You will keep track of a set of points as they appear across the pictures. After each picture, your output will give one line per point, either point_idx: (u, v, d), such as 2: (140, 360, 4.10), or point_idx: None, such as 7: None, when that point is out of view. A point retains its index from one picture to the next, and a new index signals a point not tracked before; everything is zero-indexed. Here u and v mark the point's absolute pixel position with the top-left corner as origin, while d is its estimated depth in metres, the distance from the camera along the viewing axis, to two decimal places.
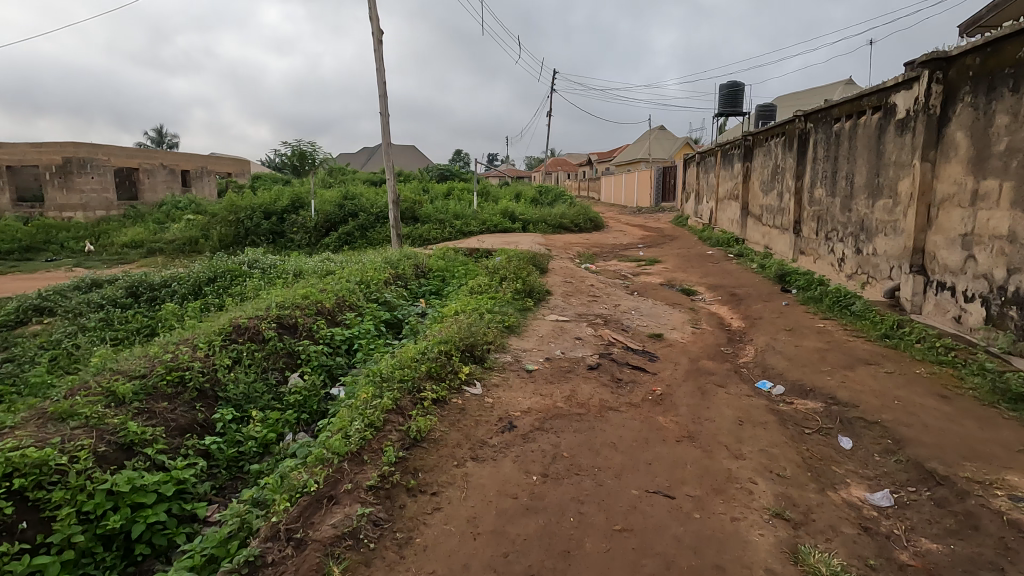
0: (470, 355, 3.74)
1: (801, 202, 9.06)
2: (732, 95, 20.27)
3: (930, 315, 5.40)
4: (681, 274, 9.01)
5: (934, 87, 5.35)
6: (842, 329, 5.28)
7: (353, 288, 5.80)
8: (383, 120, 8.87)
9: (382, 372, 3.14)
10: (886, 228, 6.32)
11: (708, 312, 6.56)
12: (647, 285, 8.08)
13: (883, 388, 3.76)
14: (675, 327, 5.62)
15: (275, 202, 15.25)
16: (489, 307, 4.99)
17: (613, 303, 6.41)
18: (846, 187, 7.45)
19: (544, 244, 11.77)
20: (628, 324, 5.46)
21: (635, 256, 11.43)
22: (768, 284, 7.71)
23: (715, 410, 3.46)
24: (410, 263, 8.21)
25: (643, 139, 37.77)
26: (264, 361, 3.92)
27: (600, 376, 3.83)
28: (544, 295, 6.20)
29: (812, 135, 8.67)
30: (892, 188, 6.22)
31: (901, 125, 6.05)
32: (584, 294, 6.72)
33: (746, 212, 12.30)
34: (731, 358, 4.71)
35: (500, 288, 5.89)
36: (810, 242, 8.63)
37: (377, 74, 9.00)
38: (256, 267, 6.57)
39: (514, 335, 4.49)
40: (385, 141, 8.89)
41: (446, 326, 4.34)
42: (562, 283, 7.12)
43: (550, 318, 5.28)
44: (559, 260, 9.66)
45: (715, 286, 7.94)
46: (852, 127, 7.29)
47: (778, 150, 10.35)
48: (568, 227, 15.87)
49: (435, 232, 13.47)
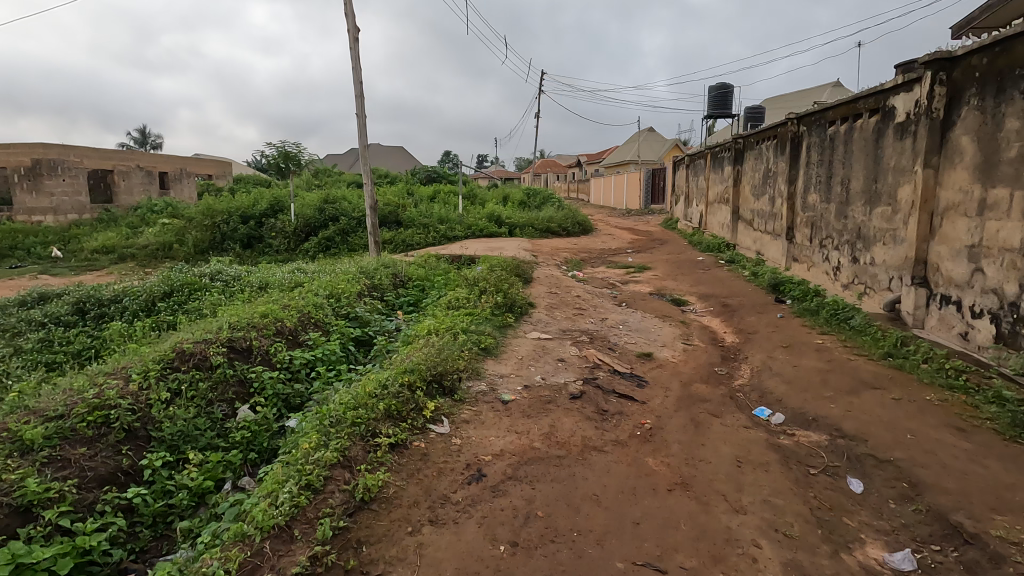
0: (438, 387, 3.36)
1: (794, 208, 8.77)
2: (721, 96, 20.06)
3: (934, 330, 5.10)
4: (671, 283, 8.68)
5: (937, 89, 5.05)
6: (842, 346, 4.96)
7: (321, 303, 5.40)
8: (359, 121, 8.44)
9: (332, 412, 2.75)
10: (885, 237, 6.02)
11: (699, 325, 6.22)
12: (635, 295, 7.74)
13: (892, 419, 3.43)
14: (665, 343, 5.27)
15: (253, 206, 14.75)
16: (465, 326, 4.61)
17: (600, 316, 6.04)
18: (842, 193, 7.16)
19: (530, 250, 11.41)
20: (615, 341, 5.11)
21: (624, 262, 11.12)
22: (762, 294, 7.39)
23: (710, 448, 3.10)
24: (387, 272, 7.80)
25: (632, 141, 37.59)
26: (209, 393, 3.52)
27: (582, 407, 3.47)
28: (527, 309, 5.82)
29: (805, 138, 8.38)
30: (891, 195, 5.92)
31: (901, 130, 5.76)
32: (569, 307, 6.35)
33: (737, 217, 12.02)
34: (726, 381, 4.36)
35: (479, 302, 5.51)
36: (804, 249, 8.34)
37: (353, 73, 8.56)
38: (219, 279, 6.13)
39: (491, 358, 4.11)
40: (362, 144, 8.46)
41: (416, 350, 3.96)
42: (546, 295, 6.75)
43: (532, 336, 4.91)
44: (544, 267, 9.30)
45: (706, 296, 7.62)
46: (848, 130, 6.99)
47: (770, 154, 10.07)
48: (556, 231, 15.53)
49: (418, 237, 13.06)
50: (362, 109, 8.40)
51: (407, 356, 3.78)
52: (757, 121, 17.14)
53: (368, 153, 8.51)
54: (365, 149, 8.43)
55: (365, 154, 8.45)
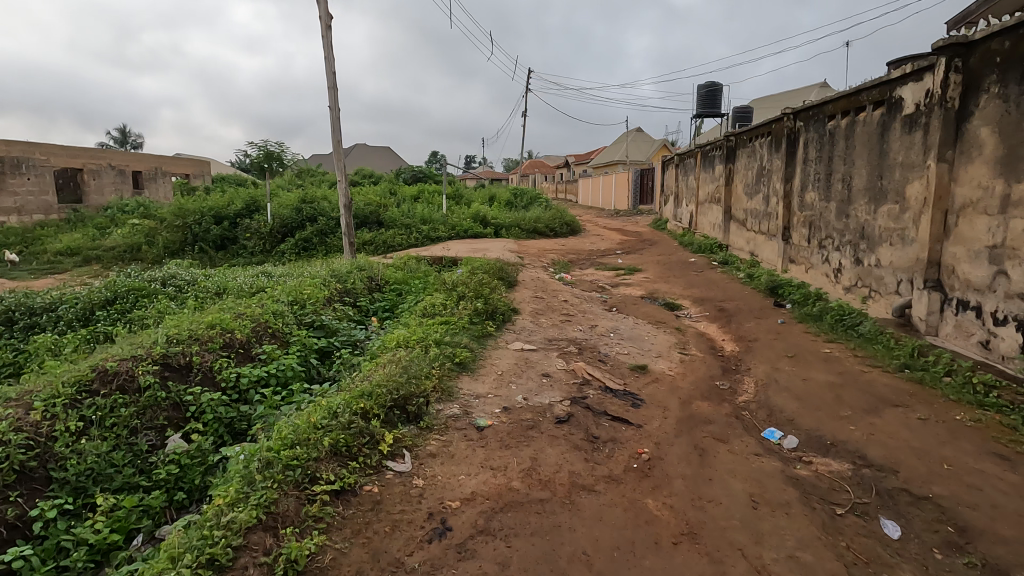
0: (401, 413, 2.88)
1: (790, 207, 8.40)
2: (710, 95, 19.77)
3: (950, 338, 4.72)
4: (663, 286, 8.25)
5: (952, 76, 4.67)
6: (852, 356, 4.55)
7: (281, 311, 4.87)
8: (332, 114, 7.91)
9: (264, 451, 2.25)
10: (892, 237, 5.63)
11: (696, 332, 5.78)
12: (626, 299, 7.30)
13: (922, 444, 3.01)
14: (660, 353, 4.83)
15: (227, 206, 14.12)
16: (438, 336, 4.12)
17: (588, 323, 5.58)
18: (843, 191, 6.77)
19: (515, 251, 10.94)
20: (606, 352, 4.65)
21: (613, 263, 10.70)
22: (759, 298, 6.99)
23: (719, 483, 2.65)
24: (360, 276, 7.27)
25: (620, 141, 37.32)
26: (133, 420, 3.01)
27: (570, 434, 2.99)
28: (510, 316, 5.35)
29: (802, 134, 8.01)
30: (900, 193, 5.53)
31: (909, 122, 5.38)
32: (556, 313, 5.89)
33: (729, 217, 11.67)
34: (729, 397, 3.92)
35: (457, 309, 5.02)
36: (801, 251, 7.95)
37: (326, 63, 8.03)
38: (171, 283, 5.58)
39: (466, 374, 3.63)
40: (336, 139, 7.94)
41: (380, 366, 3.46)
42: (531, 300, 6.28)
43: (514, 348, 4.44)
44: (530, 270, 8.84)
45: (701, 300, 7.21)
46: (849, 125, 6.62)
47: (764, 151, 9.69)
48: (543, 232, 15.09)
49: (399, 238, 12.54)
50: (335, 102, 7.87)
51: (369, 375, 3.28)
52: (747, 119, 16.83)
53: (342, 148, 7.98)
54: (339, 144, 7.90)
55: (339, 149, 7.92)
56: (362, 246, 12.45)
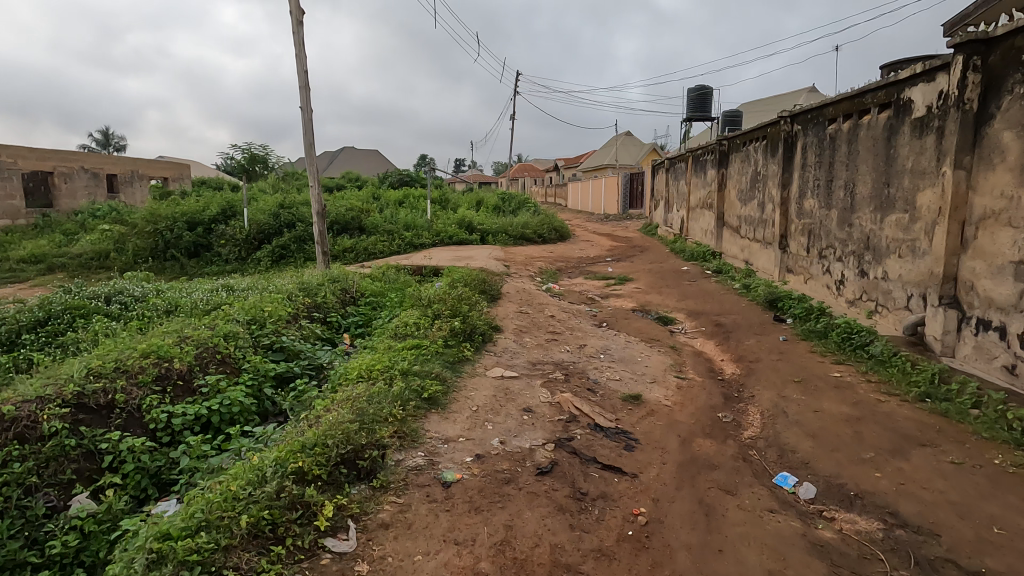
0: (350, 470, 2.40)
1: (787, 214, 8.04)
2: (700, 99, 19.50)
3: (968, 360, 4.34)
4: (656, 297, 7.83)
5: (971, 76, 4.29)
6: (865, 382, 4.14)
7: (234, 333, 4.37)
8: (304, 115, 7.41)
9: (161, 537, 1.79)
10: (902, 249, 5.26)
11: (693, 351, 5.35)
12: (617, 312, 6.87)
13: (962, 498, 2.59)
14: (655, 378, 4.39)
15: (202, 211, 13.53)
16: (406, 364, 3.63)
17: (577, 343, 5.13)
18: (846, 198, 6.40)
19: (501, 259, 10.49)
20: (595, 378, 4.20)
21: (603, 272, 10.29)
22: (758, 311, 6.58)
23: (731, 556, 2.20)
24: (332, 289, 6.76)
25: (609, 146, 37.08)
26: (31, 477, 2.54)
27: (553, 489, 2.54)
28: (491, 337, 4.88)
29: (800, 138, 7.65)
30: (909, 202, 5.15)
31: (920, 126, 5.00)
32: (542, 331, 5.43)
33: (722, 223, 11.32)
34: (734, 433, 3.48)
35: (431, 328, 4.53)
36: (800, 260, 7.58)
37: (298, 61, 7.52)
38: (117, 299, 5.07)
39: (435, 411, 3.16)
40: (308, 141, 7.44)
41: (334, 406, 2.98)
42: (514, 315, 5.82)
43: (493, 374, 3.98)
44: (516, 280, 8.40)
45: (696, 313, 6.80)
46: (852, 128, 6.25)
47: (759, 156, 9.32)
48: (531, 238, 14.67)
49: (381, 245, 12.05)
50: (307, 102, 7.38)
51: (319, 419, 2.80)
52: (737, 123, 16.56)
53: (315, 151, 7.48)
54: (311, 147, 7.40)
55: (311, 153, 7.42)
56: (342, 253, 11.93)
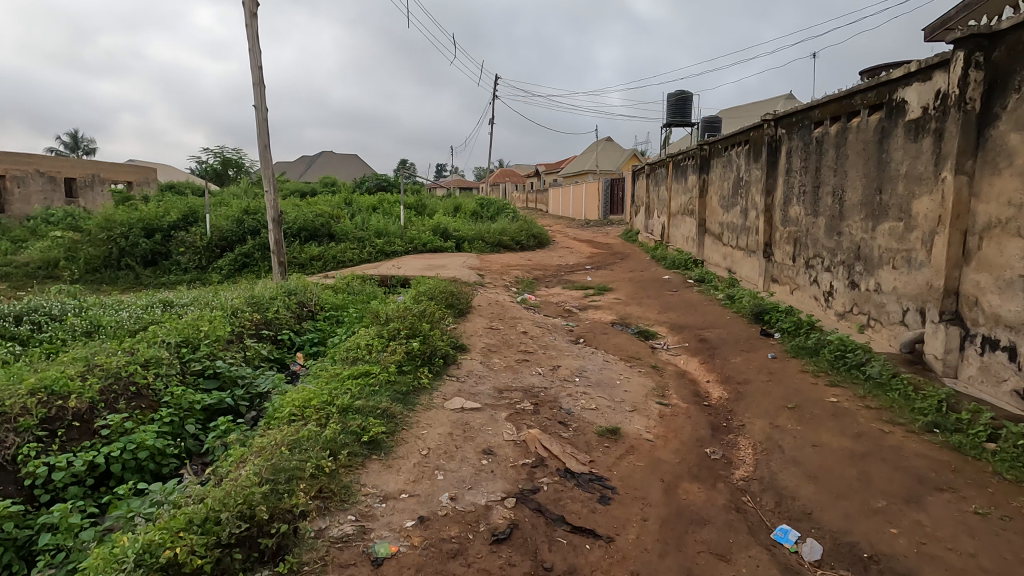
0: (249, 553, 1.91)
1: (772, 221, 7.71)
2: (680, 103, 19.30)
3: (973, 382, 3.98)
4: (636, 309, 7.42)
5: (973, 74, 3.96)
6: (866, 409, 3.75)
7: (157, 358, 3.83)
8: (258, 114, 6.85)
9: None
10: (896, 260, 4.91)
11: (676, 370, 4.93)
12: (595, 326, 6.44)
13: (997, 564, 2.18)
14: (635, 405, 3.94)
15: (161, 217, 12.81)
16: (349, 397, 3.13)
17: (550, 363, 4.67)
18: (834, 205, 6.06)
19: (476, 268, 10.02)
20: (568, 407, 3.73)
21: (582, 281, 9.89)
22: (743, 325, 6.20)
23: None
24: (286, 302, 6.20)
25: (590, 151, 36.91)
26: None
27: (509, 565, 2.06)
28: (455, 359, 4.40)
29: (784, 142, 7.33)
30: (904, 209, 4.81)
31: (916, 128, 4.67)
32: (513, 350, 4.96)
33: (703, 230, 11.00)
34: (724, 474, 3.05)
35: (386, 350, 4.03)
36: (785, 270, 7.24)
37: (252, 55, 6.97)
38: (29, 318, 4.50)
39: (376, 459, 2.66)
40: (262, 142, 6.87)
41: (249, 457, 2.47)
42: (484, 332, 5.34)
43: (452, 406, 3.49)
44: (489, 291, 7.94)
45: (679, 327, 6.41)
46: (840, 131, 5.92)
47: (742, 161, 9.01)
48: (508, 245, 14.24)
49: (350, 253, 11.50)
50: (262, 100, 6.83)
51: (227, 476, 2.30)
52: (716, 128, 16.36)
53: (270, 153, 6.92)
54: (266, 149, 6.84)
55: (266, 155, 6.86)
56: (309, 261, 11.34)
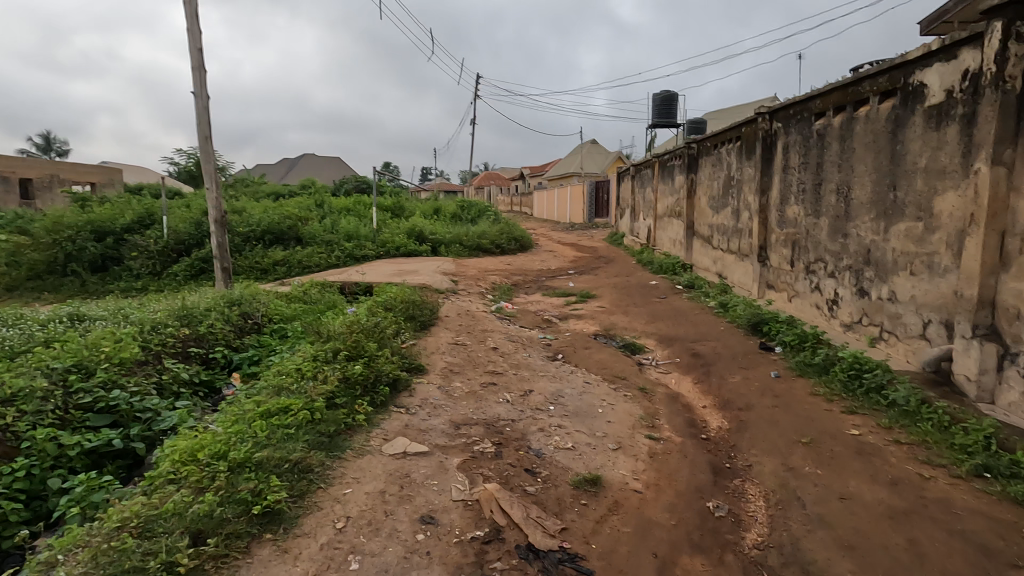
0: None
1: (766, 223, 7.14)
2: (665, 104, 18.83)
3: (1015, 409, 3.39)
4: (621, 319, 6.77)
5: (1013, 47, 3.37)
6: (895, 445, 3.13)
7: (28, 391, 3.11)
8: (197, 101, 6.06)
9: None
10: (915, 265, 4.33)
11: (667, 393, 4.28)
12: (576, 339, 5.77)
13: None
14: (621, 442, 3.28)
15: (114, 219, 11.87)
16: (252, 444, 2.42)
17: (521, 388, 3.98)
18: (839, 204, 5.48)
19: (450, 274, 9.33)
20: (539, 447, 3.05)
21: (563, 287, 9.25)
22: (740, 337, 5.58)
23: None
24: (225, 313, 5.44)
25: (574, 154, 36.44)
26: None
27: None
28: (407, 385, 3.72)
29: (780, 137, 6.76)
30: (925, 207, 4.23)
31: (940, 113, 4.08)
32: (479, 370, 4.26)
33: (691, 233, 10.44)
34: (733, 540, 2.40)
35: (320, 376, 3.32)
36: (783, 276, 6.66)
37: (191, 35, 6.19)
38: None
39: (267, 543, 1.96)
40: (203, 133, 6.09)
41: (76, 550, 1.77)
42: (447, 350, 4.64)
43: (392, 450, 2.79)
44: (461, 299, 7.25)
45: (668, 339, 5.78)
46: (846, 122, 5.34)
47: (733, 159, 8.43)
48: (487, 249, 13.57)
49: (316, 259, 10.78)
50: (201, 86, 6.04)
51: None
52: (701, 128, 15.89)
53: (211, 145, 6.15)
54: (208, 141, 6.07)
55: (207, 147, 6.08)
56: (273, 266, 10.53)
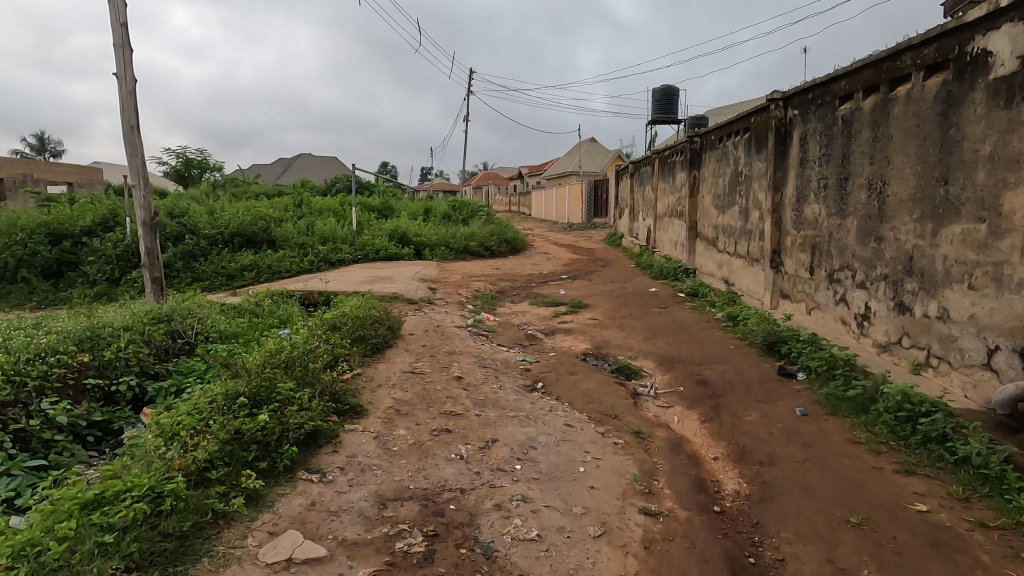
0: None
1: (780, 223, 6.30)
2: (666, 100, 17.97)
3: None
4: (616, 334, 5.92)
5: None
6: (980, 530, 2.30)
7: None
8: (120, 84, 5.22)
9: None
10: (976, 277, 3.49)
11: (669, 438, 3.43)
12: (561, 360, 4.93)
13: None
14: (607, 520, 2.44)
15: (73, 221, 11.05)
16: (30, 567, 1.61)
17: (483, 435, 3.14)
18: (870, 202, 4.64)
19: (429, 281, 8.49)
20: (494, 536, 2.22)
21: (554, 294, 8.42)
22: (754, 360, 4.73)
23: None
24: (146, 331, 4.60)
25: (573, 153, 35.58)
26: None
27: None
28: (331, 436, 2.90)
29: (796, 125, 5.92)
30: (989, 205, 3.40)
31: (1012, 87, 3.24)
32: (432, 411, 3.41)
33: (694, 234, 9.60)
34: None
35: (202, 431, 2.49)
36: (800, 284, 5.82)
37: (115, 7, 5.34)
38: None
39: None
40: (128, 121, 5.25)
41: None
42: (398, 381, 3.79)
43: (273, 555, 1.94)
44: (434, 312, 6.41)
45: (670, 361, 4.93)
46: (880, 104, 4.50)
47: (740, 153, 7.58)
48: (476, 251, 12.72)
49: (287, 263, 9.99)
50: (125, 66, 5.20)
51: None
52: (703, 123, 15.06)
53: (139, 136, 5.31)
54: (134, 130, 5.25)
55: (133, 138, 5.25)
56: (240, 272, 9.70)
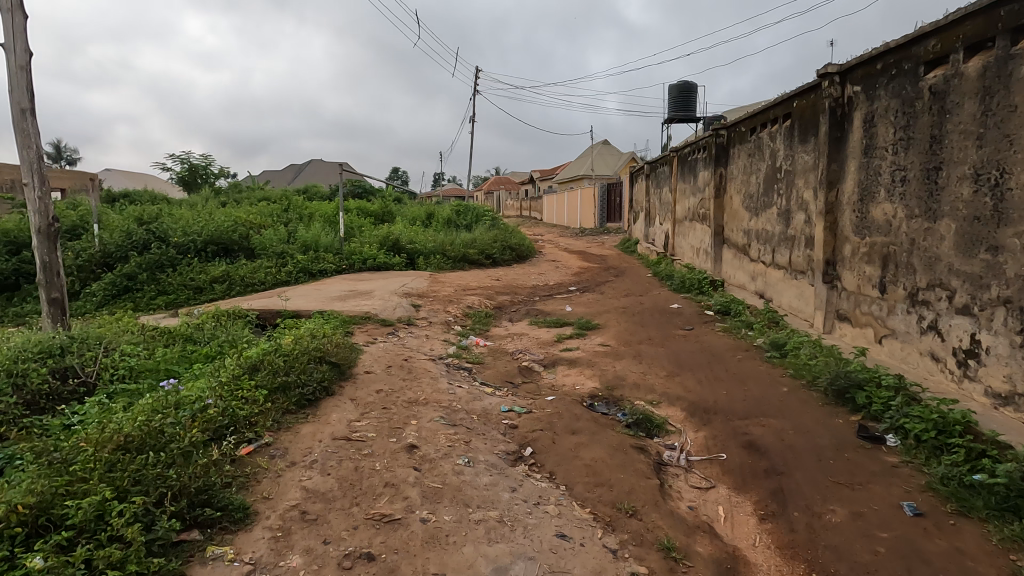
0: None
1: (836, 227, 5.07)
2: (683, 97, 16.75)
3: None
4: (631, 366, 4.73)
5: None
6: None
7: None
8: (9, 58, 4.18)
9: None
10: None
11: (715, 559, 2.24)
12: (560, 408, 3.73)
13: None
14: None
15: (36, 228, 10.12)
16: None
17: (422, 566, 1.98)
18: (977, 198, 3.42)
19: (415, 295, 7.36)
20: None
21: (559, 311, 7.25)
22: (818, 412, 3.52)
23: None
24: (17, 371, 3.51)
25: (585, 156, 34.42)
26: None
27: None
28: None
29: (859, 104, 4.69)
30: None
31: None
32: (355, 515, 2.25)
33: (720, 241, 8.37)
34: None
35: None
36: (866, 305, 4.58)
37: None
38: None
39: None
40: (19, 104, 4.20)
41: None
42: (319, 457, 2.64)
43: None
44: (410, 338, 5.27)
45: (704, 410, 3.72)
46: (996, 62, 3.28)
47: (779, 144, 6.36)
48: (476, 259, 11.60)
49: (262, 274, 8.97)
50: (14, 34, 4.15)
51: None
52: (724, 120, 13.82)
53: (34, 123, 4.26)
54: (25, 116, 4.20)
55: (25, 125, 4.20)
56: (210, 284, 8.64)
